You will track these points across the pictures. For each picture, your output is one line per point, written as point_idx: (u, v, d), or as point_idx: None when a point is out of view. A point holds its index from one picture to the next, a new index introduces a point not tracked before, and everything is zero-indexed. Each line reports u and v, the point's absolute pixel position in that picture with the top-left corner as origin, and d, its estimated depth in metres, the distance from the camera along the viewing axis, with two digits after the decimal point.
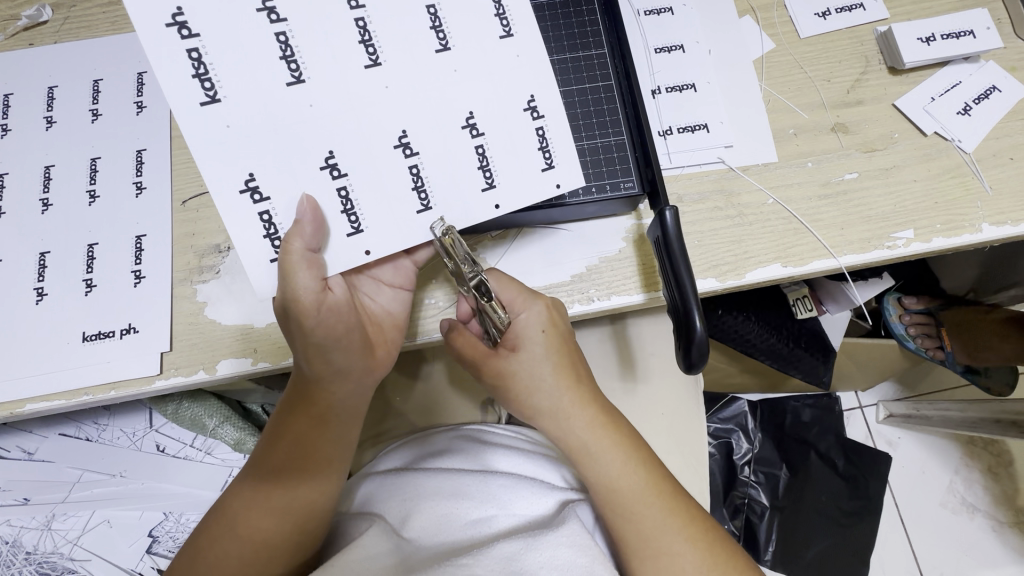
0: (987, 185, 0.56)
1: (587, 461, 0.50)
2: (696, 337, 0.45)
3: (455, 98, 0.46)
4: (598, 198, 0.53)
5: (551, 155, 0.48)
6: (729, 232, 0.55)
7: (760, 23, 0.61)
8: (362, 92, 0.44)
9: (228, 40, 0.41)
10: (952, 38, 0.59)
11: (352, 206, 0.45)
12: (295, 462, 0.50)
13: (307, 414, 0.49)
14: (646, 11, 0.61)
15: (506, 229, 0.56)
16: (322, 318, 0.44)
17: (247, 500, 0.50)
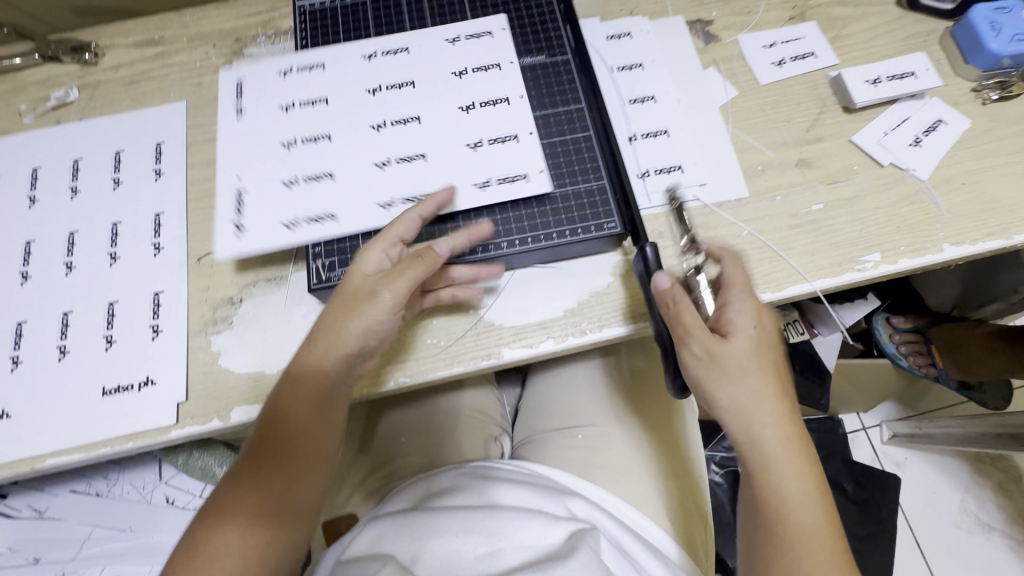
0: (943, 209, 0.61)
1: (763, 469, 0.46)
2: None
3: (439, 101, 0.61)
4: (583, 238, 0.57)
5: (460, 69, 0.63)
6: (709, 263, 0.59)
7: (723, 73, 0.68)
8: (409, 137, 0.60)
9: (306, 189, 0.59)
10: (896, 79, 0.65)
11: (477, 142, 0.59)
12: (286, 487, 0.48)
13: (303, 432, 0.49)
14: (619, 68, 0.68)
15: (500, 269, 0.60)
16: (399, 309, 0.50)
17: (218, 535, 0.44)
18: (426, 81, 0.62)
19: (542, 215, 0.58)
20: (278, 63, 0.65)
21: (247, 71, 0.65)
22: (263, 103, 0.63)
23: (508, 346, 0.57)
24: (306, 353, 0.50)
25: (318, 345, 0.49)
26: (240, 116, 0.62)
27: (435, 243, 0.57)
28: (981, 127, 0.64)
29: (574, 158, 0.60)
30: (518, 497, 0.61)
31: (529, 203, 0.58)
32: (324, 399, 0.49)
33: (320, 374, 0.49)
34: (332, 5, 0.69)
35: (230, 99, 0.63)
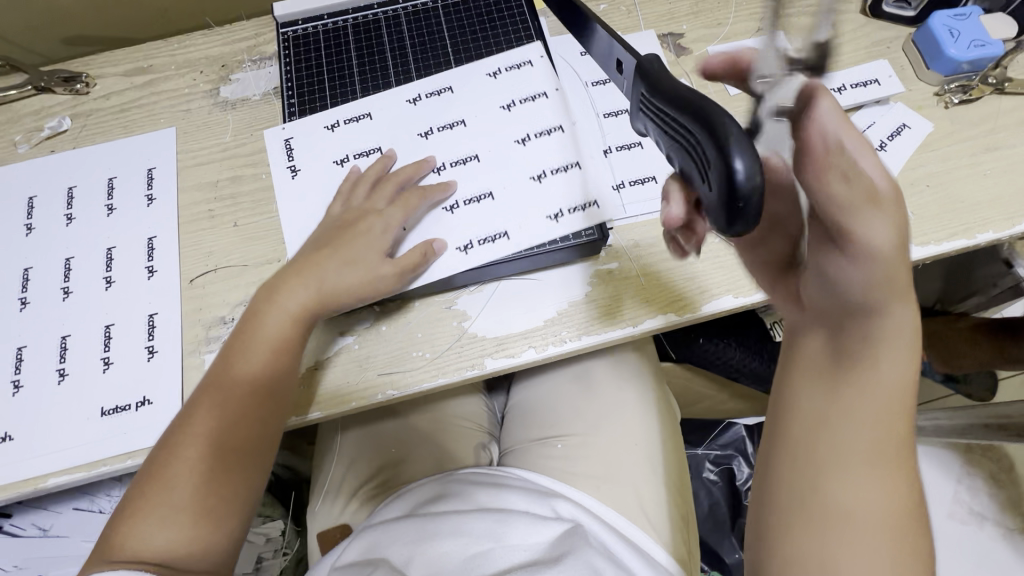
0: (908, 211, 0.63)
1: (873, 394, 0.45)
2: (653, 64, 0.42)
3: (485, 114, 0.66)
4: (562, 246, 0.61)
5: (494, 73, 0.68)
6: (682, 270, 0.62)
7: (694, 85, 0.70)
8: (475, 170, 0.64)
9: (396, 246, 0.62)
10: (859, 86, 0.67)
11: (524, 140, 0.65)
12: (236, 437, 0.54)
13: (256, 376, 0.55)
14: (593, 82, 0.70)
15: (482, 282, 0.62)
16: (356, 293, 0.58)
17: (175, 460, 0.53)
18: (473, 110, 0.67)
19: (520, 228, 0.62)
20: (320, 118, 0.68)
21: (291, 129, 0.69)
22: (311, 153, 0.68)
23: (492, 357, 0.60)
24: (263, 315, 0.57)
25: (274, 313, 0.57)
26: (295, 176, 0.68)
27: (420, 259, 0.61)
28: (943, 130, 0.66)
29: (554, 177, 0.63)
30: (506, 499, 0.63)
31: (510, 219, 0.62)
32: (277, 363, 0.56)
33: (280, 338, 0.57)
34: (314, 30, 0.71)
35: (281, 154, 0.68)
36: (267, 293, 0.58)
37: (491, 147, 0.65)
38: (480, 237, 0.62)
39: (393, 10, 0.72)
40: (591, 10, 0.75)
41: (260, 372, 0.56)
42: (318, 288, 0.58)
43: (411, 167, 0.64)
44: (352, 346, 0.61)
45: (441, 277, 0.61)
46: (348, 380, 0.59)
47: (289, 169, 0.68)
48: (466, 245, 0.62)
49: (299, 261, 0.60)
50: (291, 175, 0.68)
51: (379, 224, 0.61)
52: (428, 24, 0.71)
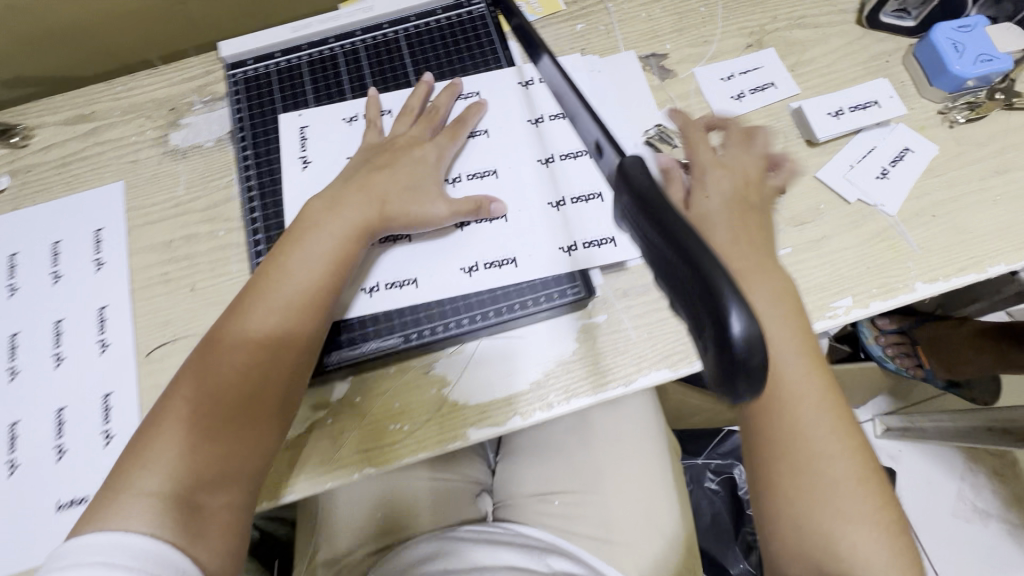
0: (915, 245, 0.58)
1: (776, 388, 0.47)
2: (638, 179, 0.30)
3: (502, 131, 0.63)
4: (546, 308, 0.57)
5: (529, 81, 0.65)
6: (675, 320, 0.57)
7: (680, 112, 0.65)
8: (489, 187, 0.61)
9: (405, 267, 0.59)
10: (859, 109, 0.62)
11: (550, 157, 0.62)
12: (253, 377, 0.50)
13: (279, 322, 0.51)
14: (547, 117, 0.63)
15: (462, 343, 0.58)
16: (409, 223, 0.57)
17: (193, 393, 0.49)
18: (500, 121, 0.63)
19: (500, 287, 0.58)
20: (340, 110, 0.63)
21: (313, 117, 0.63)
22: (326, 146, 0.62)
23: (475, 427, 0.55)
24: (292, 249, 0.54)
25: (302, 248, 0.54)
26: (304, 167, 0.61)
27: (394, 328, 0.57)
28: (948, 152, 0.61)
29: (574, 202, 0.60)
30: (498, 555, 0.60)
31: (521, 242, 0.59)
32: (304, 297, 0.52)
33: (304, 273, 0.53)
34: (267, 69, 0.65)
35: (294, 143, 0.62)
36: (311, 213, 0.56)
37: (511, 164, 0.62)
38: (490, 260, 0.59)
39: (351, 43, 0.65)
40: (568, 31, 0.69)
41: (279, 308, 0.52)
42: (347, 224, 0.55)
43: (446, 93, 0.63)
44: (326, 420, 0.56)
45: (417, 346, 0.57)
46: (323, 458, 0.55)
47: (300, 159, 0.62)
48: (443, 309, 0.58)
49: (350, 187, 0.57)
50: (302, 166, 0.61)
51: (431, 154, 0.59)
52: (390, 56, 0.65)
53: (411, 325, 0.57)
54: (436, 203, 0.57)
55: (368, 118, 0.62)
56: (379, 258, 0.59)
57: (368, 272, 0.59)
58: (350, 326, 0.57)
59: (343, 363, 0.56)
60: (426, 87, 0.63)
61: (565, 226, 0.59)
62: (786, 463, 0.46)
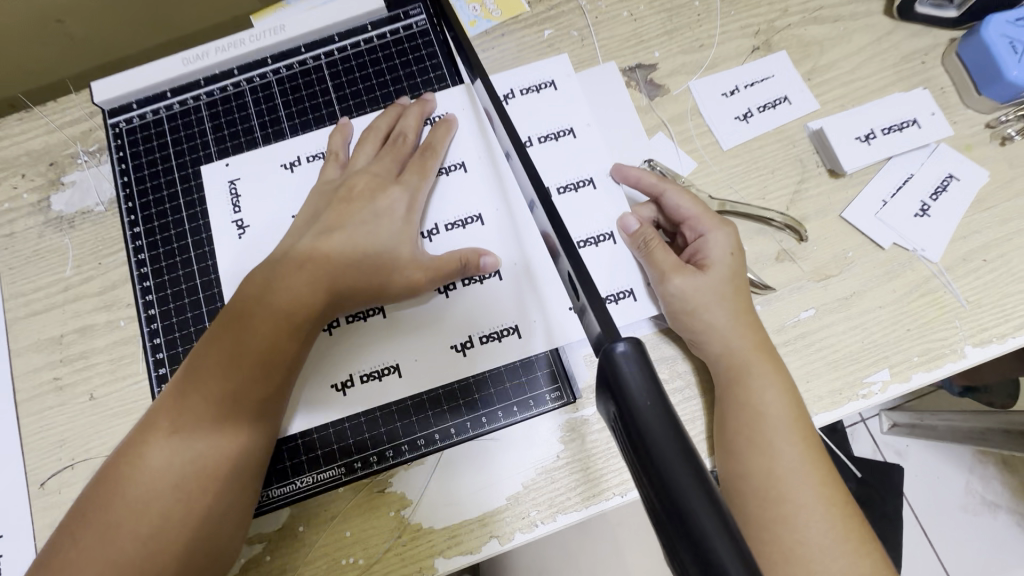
0: (962, 298, 0.48)
1: (777, 506, 0.39)
2: (635, 389, 0.24)
3: (476, 159, 0.50)
4: (520, 418, 0.47)
5: (510, 95, 0.52)
6: (680, 409, 0.47)
7: (675, 138, 0.53)
8: (474, 240, 0.49)
9: (375, 347, 0.48)
10: (894, 130, 0.51)
11: (565, 185, 0.50)
12: (173, 507, 0.39)
13: (220, 419, 0.41)
14: (539, 138, 0.51)
15: (425, 454, 0.47)
16: (376, 294, 0.45)
17: (98, 528, 0.39)
18: (478, 146, 0.50)
19: (466, 394, 0.48)
20: (278, 153, 0.50)
21: (240, 161, 0.50)
22: (263, 202, 0.49)
23: (445, 556, 0.46)
24: (221, 335, 0.42)
25: (228, 335, 0.42)
26: (242, 236, 0.48)
27: (335, 454, 0.48)
28: (1000, 177, 0.51)
29: (583, 248, 0.49)
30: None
31: (523, 305, 0.48)
32: (235, 396, 0.41)
33: (235, 369, 0.41)
34: (156, 115, 0.51)
35: (225, 206, 0.49)
36: (240, 298, 0.44)
37: (498, 205, 0.49)
38: (485, 332, 0.48)
39: (261, 76, 0.52)
40: (533, 36, 0.56)
41: (204, 414, 0.41)
42: (288, 301, 0.43)
43: (414, 116, 0.49)
44: (264, 558, 0.46)
45: (378, 471, 0.47)
46: None
47: (234, 226, 0.48)
48: (409, 422, 0.48)
49: (297, 249, 0.45)
50: (238, 234, 0.48)
51: (399, 202, 0.47)
52: (311, 87, 0.51)
53: (368, 448, 0.48)
54: (410, 266, 0.46)
55: (332, 149, 0.49)
56: (336, 346, 0.48)
57: (324, 366, 0.48)
58: (282, 454, 0.47)
59: (291, 500, 0.47)
60: (396, 109, 0.50)
61: None
62: None
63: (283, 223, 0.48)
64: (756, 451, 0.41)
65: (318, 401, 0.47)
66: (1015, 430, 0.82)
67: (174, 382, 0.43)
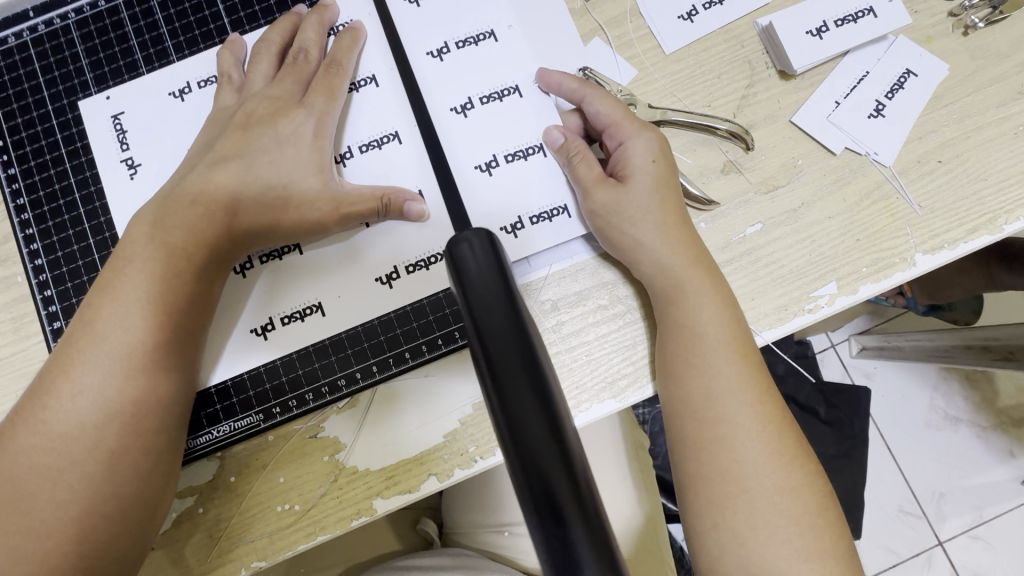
0: (915, 204, 0.46)
1: (714, 426, 0.38)
2: (481, 291, 0.22)
3: (388, 73, 0.45)
4: (449, 350, 0.45)
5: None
6: (621, 335, 0.45)
7: (613, 44, 0.48)
8: (391, 165, 0.44)
9: (292, 287, 0.44)
10: (849, 22, 0.47)
11: (488, 95, 0.45)
12: (91, 468, 0.35)
13: (128, 370, 0.36)
14: (457, 44, 0.46)
15: (354, 395, 0.45)
16: (283, 231, 0.40)
17: (7, 500, 0.35)
18: (389, 57, 0.45)
19: (390, 331, 0.45)
20: (164, 79, 0.44)
21: (122, 89, 0.44)
22: (154, 135, 0.43)
23: (382, 497, 0.44)
24: (116, 281, 0.38)
25: (127, 278, 0.37)
26: (134, 175, 0.43)
27: (255, 402, 0.45)
28: (962, 71, 0.47)
29: (511, 162, 0.45)
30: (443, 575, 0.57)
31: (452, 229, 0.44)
32: (138, 342, 0.36)
33: (134, 316, 0.37)
34: (20, 39, 0.45)
35: (110, 141, 0.43)
36: (133, 241, 0.39)
37: (416, 122, 0.45)
38: (411, 261, 0.45)
39: None
40: None
41: (106, 366, 0.36)
42: (186, 237, 0.38)
43: (313, 25, 0.43)
44: (196, 511, 0.44)
45: (302, 413, 0.45)
46: (203, 558, 0.44)
47: (124, 165, 0.43)
48: (333, 362, 0.45)
49: (190, 183, 0.40)
50: (129, 173, 0.43)
51: (305, 127, 0.41)
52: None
53: (289, 391, 0.45)
54: (323, 195, 0.40)
55: (221, 70, 0.43)
56: (251, 289, 0.44)
57: (240, 309, 0.44)
58: (202, 405, 0.44)
59: (213, 449, 0.45)
60: (293, 19, 0.44)
61: (498, 203, 0.45)
62: (731, 509, 0.37)
63: (176, 157, 0.43)
64: (695, 375, 0.39)
65: (237, 348, 0.44)
66: (976, 344, 0.82)
67: (70, 332, 0.38)
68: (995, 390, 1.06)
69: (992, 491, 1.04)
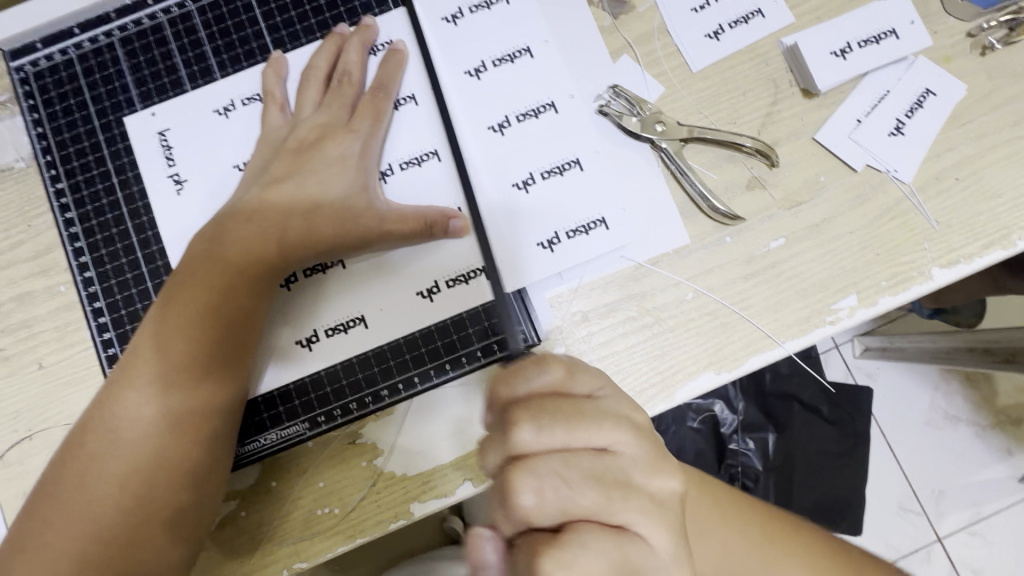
0: (933, 220, 0.47)
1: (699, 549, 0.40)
2: None
3: (425, 90, 0.47)
4: (487, 362, 0.46)
5: (456, 15, 0.47)
6: (650, 346, 0.46)
7: (642, 61, 0.49)
8: (430, 181, 0.46)
9: (335, 300, 0.46)
10: (871, 43, 0.48)
11: (524, 112, 0.47)
12: (157, 472, 0.37)
13: (192, 379, 0.38)
14: (494, 62, 0.47)
15: (393, 404, 0.46)
16: (328, 248, 0.42)
17: (77, 503, 0.37)
18: (428, 73, 0.47)
19: (430, 343, 0.46)
20: (209, 97, 0.45)
21: (167, 106, 0.45)
22: (200, 152, 0.44)
23: (419, 501, 0.46)
24: (174, 295, 0.40)
25: (186, 293, 0.39)
26: (181, 191, 0.44)
27: (299, 410, 0.46)
28: (979, 90, 0.48)
29: (547, 177, 0.47)
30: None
31: (490, 242, 0.46)
32: (200, 353, 0.39)
33: (194, 328, 0.39)
34: (64, 56, 0.46)
35: (156, 157, 0.45)
36: (192, 257, 0.41)
37: (455, 139, 0.46)
38: (451, 275, 0.46)
39: (179, 5, 0.46)
40: None
41: (168, 376, 0.38)
42: (239, 253, 0.40)
43: (355, 48, 0.45)
44: (239, 515, 0.46)
45: (345, 422, 0.46)
46: (246, 560, 0.45)
47: (171, 181, 0.44)
48: (373, 373, 0.46)
49: (245, 203, 0.42)
50: (176, 189, 0.44)
51: (351, 148, 0.44)
52: (236, 16, 0.46)
53: (331, 402, 0.46)
54: (371, 214, 0.43)
55: (269, 90, 0.45)
56: (295, 302, 0.46)
57: (285, 321, 0.46)
58: (250, 412, 0.46)
59: (259, 456, 0.46)
60: (336, 41, 0.46)
61: (534, 219, 0.46)
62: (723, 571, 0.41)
63: (222, 173, 0.45)
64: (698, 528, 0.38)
65: (282, 357, 0.46)
66: (980, 347, 0.84)
67: (134, 342, 0.40)
68: (995, 391, 1.09)
69: (990, 489, 1.06)
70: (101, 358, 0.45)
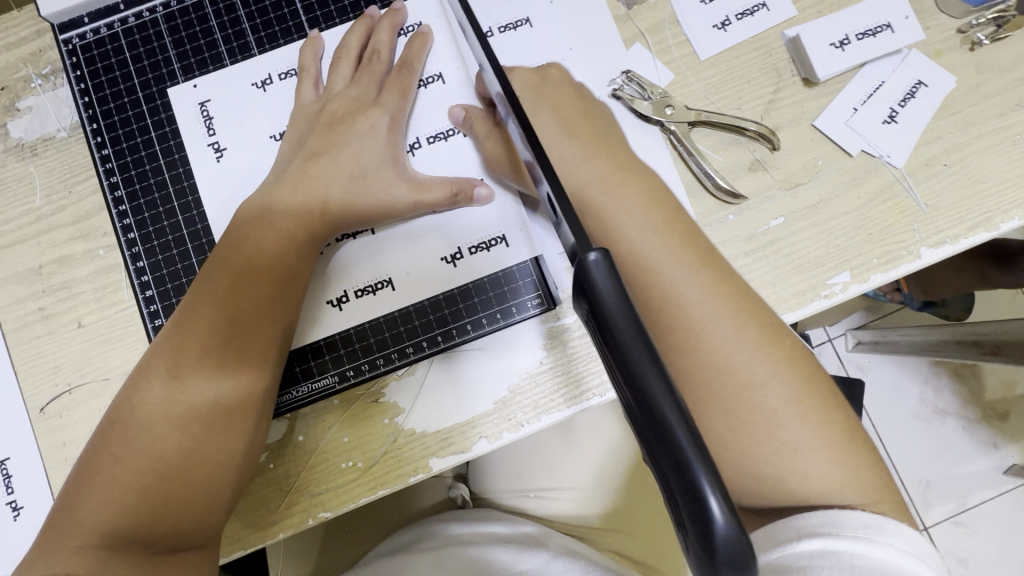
0: (922, 203, 0.51)
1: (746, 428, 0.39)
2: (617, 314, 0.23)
3: (449, 68, 0.49)
4: (502, 325, 0.49)
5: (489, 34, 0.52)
6: None
7: (653, 49, 0.52)
8: (455, 156, 0.49)
9: (365, 263, 0.49)
10: (868, 36, 0.52)
11: None
12: (196, 436, 0.40)
13: (232, 350, 0.41)
14: None
15: (414, 363, 0.49)
16: (359, 217, 0.46)
17: (123, 462, 0.39)
18: (455, 55, 0.50)
19: (451, 305, 0.49)
20: (249, 71, 0.48)
21: (208, 79, 0.48)
22: (239, 123, 0.48)
23: (438, 456, 0.49)
24: (218, 270, 0.43)
25: (229, 267, 0.43)
26: (220, 158, 0.48)
27: (328, 365, 0.49)
28: (968, 83, 0.52)
29: None
30: (488, 529, 0.64)
31: (510, 214, 0.49)
32: (240, 324, 0.42)
33: (247, 284, 0.42)
34: (110, 30, 0.50)
35: (197, 126, 0.48)
36: (241, 220, 0.44)
37: None
38: (473, 243, 0.49)
39: None
40: None
41: (210, 348, 0.41)
42: (278, 233, 0.44)
43: (385, 29, 0.48)
44: (268, 466, 0.48)
45: (372, 377, 0.49)
46: (272, 509, 0.48)
47: (211, 149, 0.48)
48: (398, 333, 0.49)
49: (286, 172, 0.45)
50: (215, 157, 0.48)
51: (380, 122, 0.47)
52: None
53: (358, 357, 0.49)
54: (400, 185, 0.46)
55: (304, 69, 0.48)
56: (325, 265, 0.49)
57: (318, 283, 0.49)
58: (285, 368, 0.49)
59: (287, 410, 0.49)
60: (366, 22, 0.49)
61: None
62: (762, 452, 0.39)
63: (259, 143, 0.48)
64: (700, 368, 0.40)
65: (313, 317, 0.49)
66: (967, 339, 0.87)
67: (176, 315, 0.43)
68: (981, 383, 1.13)
69: (975, 480, 1.10)
70: (142, 315, 0.48)
